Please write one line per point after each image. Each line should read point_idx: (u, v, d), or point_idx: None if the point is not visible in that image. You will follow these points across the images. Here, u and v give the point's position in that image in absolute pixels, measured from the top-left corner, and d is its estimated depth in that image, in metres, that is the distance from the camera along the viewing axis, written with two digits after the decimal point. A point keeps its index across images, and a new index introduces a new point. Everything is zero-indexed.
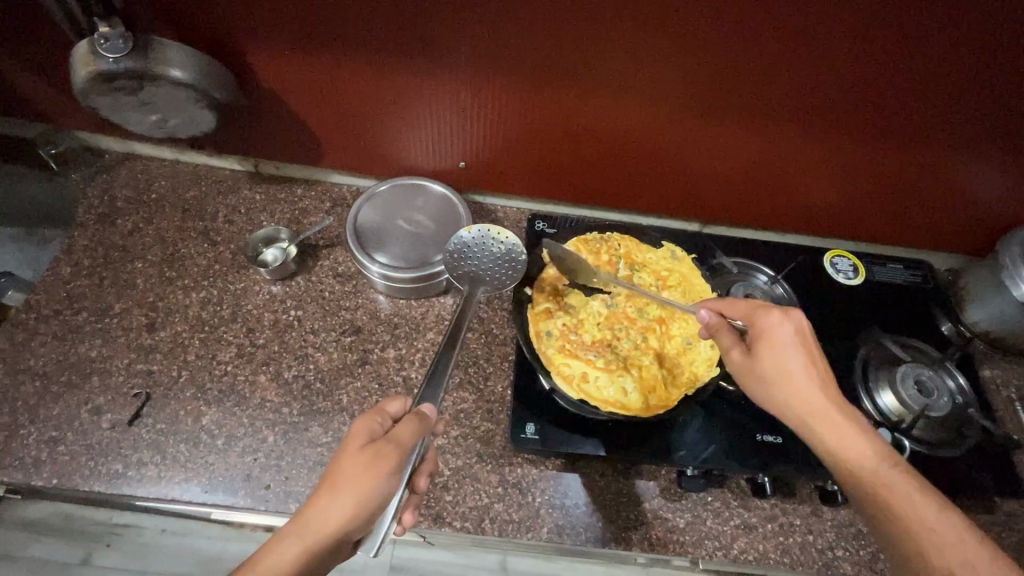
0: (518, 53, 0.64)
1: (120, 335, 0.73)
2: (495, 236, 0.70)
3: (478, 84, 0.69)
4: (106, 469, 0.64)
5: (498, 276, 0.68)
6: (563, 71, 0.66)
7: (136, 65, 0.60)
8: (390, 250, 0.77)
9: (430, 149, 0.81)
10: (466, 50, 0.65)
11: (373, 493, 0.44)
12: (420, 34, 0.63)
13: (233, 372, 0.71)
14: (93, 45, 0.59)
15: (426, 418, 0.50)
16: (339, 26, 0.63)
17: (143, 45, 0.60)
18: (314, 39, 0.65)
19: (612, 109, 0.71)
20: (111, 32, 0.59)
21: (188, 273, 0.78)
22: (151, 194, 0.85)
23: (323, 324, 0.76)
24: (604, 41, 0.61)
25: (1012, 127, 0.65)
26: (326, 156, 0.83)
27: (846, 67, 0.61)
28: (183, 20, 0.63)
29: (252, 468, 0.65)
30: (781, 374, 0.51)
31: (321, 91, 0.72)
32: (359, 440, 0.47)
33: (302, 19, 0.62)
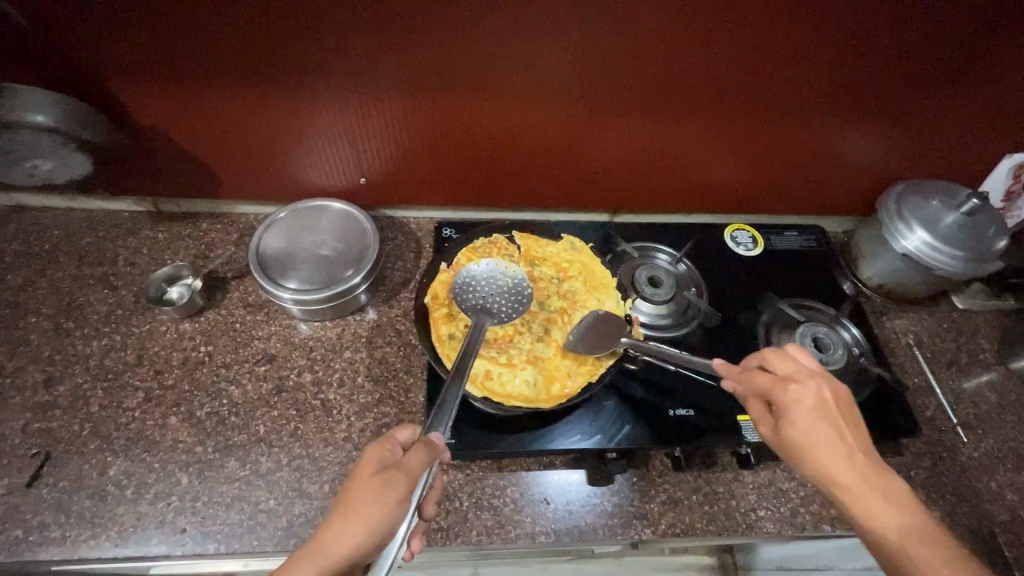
0: (391, 66, 0.65)
1: (15, 396, 0.69)
2: (507, 275, 0.70)
3: (362, 91, 0.69)
4: (4, 538, 0.60)
5: (505, 310, 0.68)
6: (440, 71, 0.66)
7: None
8: (297, 274, 0.76)
9: (330, 166, 0.80)
10: (339, 70, 0.66)
11: (381, 519, 0.44)
12: (290, 43, 0.62)
13: (141, 418, 0.69)
14: None
15: (436, 447, 0.49)
16: (204, 47, 0.62)
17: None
18: (182, 64, 0.63)
19: (500, 105, 0.71)
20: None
21: (89, 322, 0.76)
22: (44, 244, 0.82)
23: (235, 356, 0.75)
24: (475, 32, 0.62)
25: (871, 81, 0.69)
26: (226, 187, 0.82)
27: (710, 36, 0.63)
28: (38, 60, 0.61)
29: (165, 513, 0.63)
30: (810, 448, 0.49)
31: (205, 118, 0.70)
32: (371, 466, 0.47)
33: (164, 45, 0.61)
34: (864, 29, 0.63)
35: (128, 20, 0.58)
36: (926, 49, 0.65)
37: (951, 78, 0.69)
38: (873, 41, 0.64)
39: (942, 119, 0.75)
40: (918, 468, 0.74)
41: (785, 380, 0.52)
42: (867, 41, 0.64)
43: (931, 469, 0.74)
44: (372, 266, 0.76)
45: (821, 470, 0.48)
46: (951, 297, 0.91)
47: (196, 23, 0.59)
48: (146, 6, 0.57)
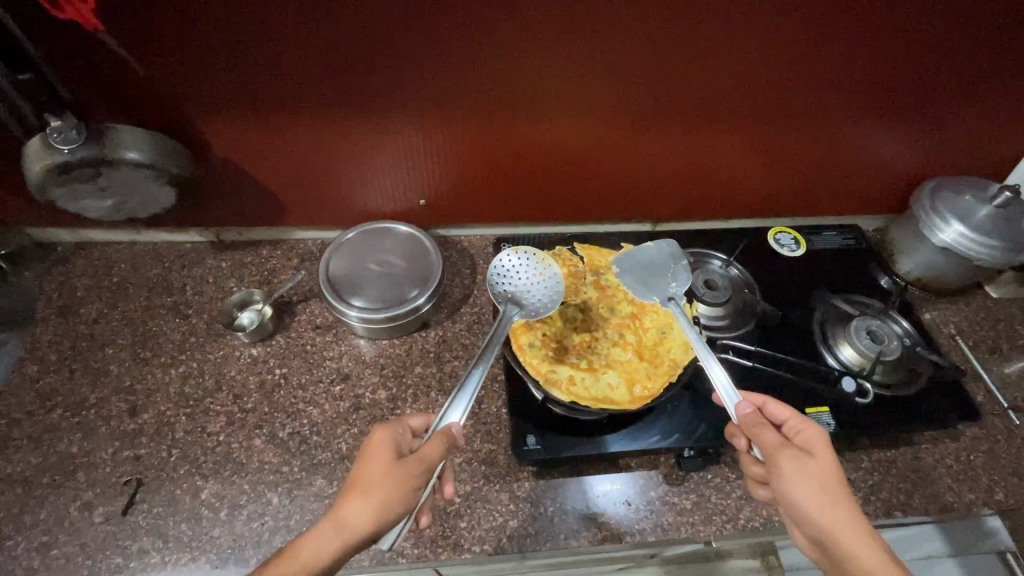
0: (461, 94, 0.69)
1: (101, 426, 0.70)
2: (542, 267, 0.72)
3: (429, 116, 0.72)
4: (107, 564, 0.61)
5: (534, 303, 0.69)
6: (507, 96, 0.70)
7: (92, 152, 0.60)
8: (366, 294, 0.79)
9: (391, 189, 0.83)
10: (412, 99, 0.70)
11: (397, 500, 0.49)
12: (368, 74, 0.66)
13: (226, 441, 0.70)
14: (47, 139, 0.60)
15: (450, 437, 0.53)
16: (289, 83, 0.65)
17: (97, 134, 0.61)
18: (266, 99, 0.67)
19: (559, 124, 0.75)
20: (63, 125, 0.60)
21: (164, 350, 0.77)
22: (113, 278, 0.84)
23: (310, 377, 0.76)
24: (542, 56, 0.65)
25: (906, 85, 0.74)
26: (289, 214, 0.85)
27: (760, 51, 0.67)
28: (128, 100, 0.64)
29: (261, 533, 0.64)
30: (833, 483, 0.51)
31: (279, 149, 0.74)
32: (387, 448, 0.52)
33: (252, 83, 0.65)
34: (902, 37, 0.67)
35: (223, 61, 0.62)
36: (959, 52, 0.70)
37: (981, 78, 0.74)
38: (909, 48, 0.69)
39: (971, 119, 0.80)
40: (978, 452, 0.77)
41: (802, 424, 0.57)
42: (905, 50, 0.69)
43: (991, 452, 0.77)
44: (437, 284, 0.79)
45: (842, 503, 0.50)
46: (985, 287, 0.94)
47: (286, 61, 0.63)
48: (241, 47, 0.61)
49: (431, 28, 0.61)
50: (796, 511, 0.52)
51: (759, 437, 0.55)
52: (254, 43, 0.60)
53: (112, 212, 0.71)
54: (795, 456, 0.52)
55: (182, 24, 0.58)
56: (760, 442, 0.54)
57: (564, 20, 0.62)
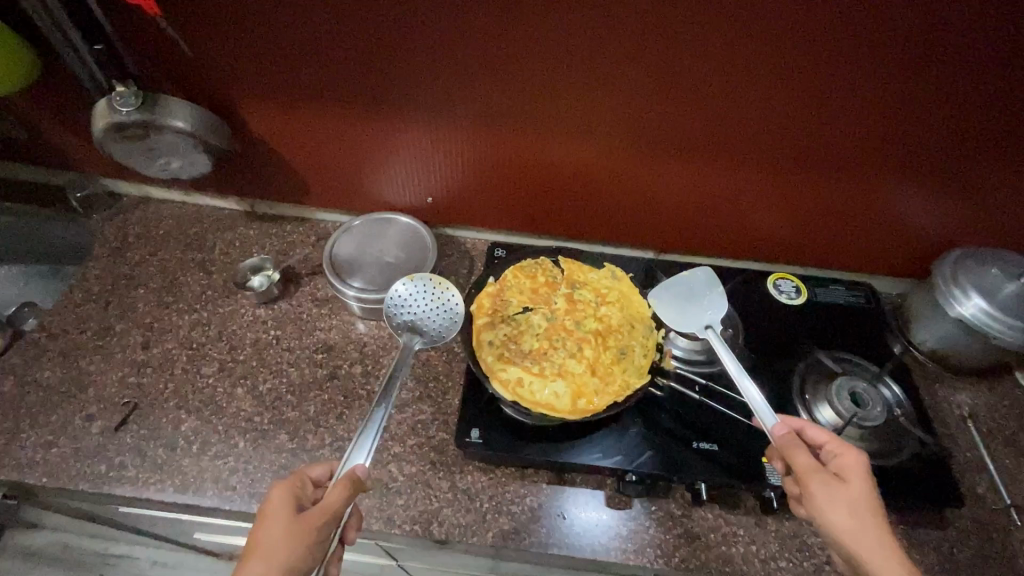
0: (466, 102, 0.75)
1: (118, 352, 0.81)
2: (440, 291, 0.75)
3: (442, 119, 0.78)
4: (91, 470, 0.70)
5: (435, 329, 0.73)
6: (508, 109, 0.75)
7: (145, 117, 0.70)
8: (362, 275, 0.85)
9: (405, 184, 0.90)
10: (422, 102, 0.76)
11: (299, 550, 0.53)
12: (385, 74, 0.73)
13: (213, 385, 0.78)
14: (110, 102, 0.69)
15: (359, 480, 0.59)
16: (316, 77, 0.74)
17: (152, 102, 0.71)
18: (296, 89, 0.76)
19: (564, 140, 0.79)
20: (125, 92, 0.69)
21: (184, 298, 0.87)
22: (159, 231, 0.96)
23: (299, 342, 0.83)
24: (544, 74, 0.69)
25: (925, 144, 0.71)
26: (312, 196, 0.94)
27: (762, 89, 0.68)
28: (184, 75, 0.75)
29: (221, 471, 0.70)
30: (865, 508, 0.53)
31: (306, 134, 0.82)
32: (286, 505, 0.57)
33: (285, 73, 0.74)
34: (916, 93, 0.65)
35: (262, 51, 0.71)
36: (982, 116, 0.66)
37: (1011, 146, 0.69)
38: (930, 103, 0.66)
39: (1004, 189, 0.75)
40: (962, 545, 0.70)
41: (838, 449, 0.59)
42: (918, 108, 0.67)
43: (978, 549, 0.70)
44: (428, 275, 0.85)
45: (874, 530, 0.52)
46: (1015, 373, 0.86)
47: (314, 56, 0.71)
48: (277, 40, 0.70)
49: (440, 37, 0.67)
50: (823, 532, 0.53)
51: (793, 457, 0.56)
52: (289, 38, 0.69)
53: (159, 169, 0.81)
54: (828, 480, 0.54)
55: (232, 17, 0.67)
56: (793, 462, 0.56)
57: (564, 42, 0.66)
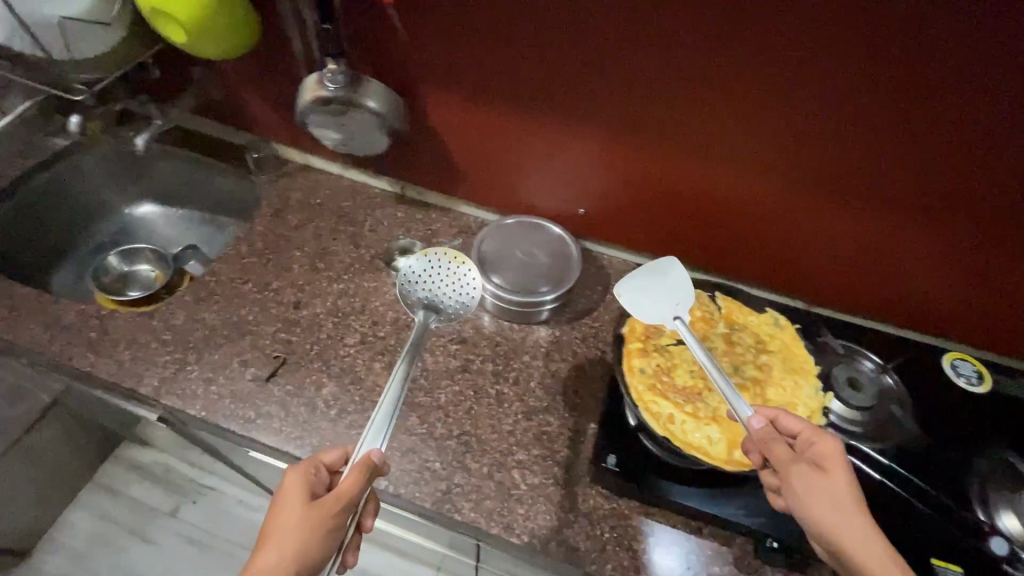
0: (634, 112, 0.73)
1: (273, 307, 0.86)
2: (457, 265, 0.85)
3: (594, 132, 0.78)
4: (241, 414, 0.75)
5: (454, 308, 0.82)
6: (677, 124, 0.73)
7: (347, 95, 0.74)
8: (502, 274, 0.87)
9: (553, 193, 0.89)
10: (590, 108, 0.75)
11: (313, 534, 0.55)
12: (551, 79, 0.74)
13: (354, 356, 0.81)
14: (321, 77, 0.73)
15: (373, 467, 0.58)
16: (498, 70, 0.75)
17: (356, 81, 0.74)
18: (476, 80, 0.77)
19: (714, 166, 0.75)
20: (337, 69, 0.72)
21: (334, 267, 0.92)
22: (317, 199, 1.02)
23: (435, 329, 0.85)
24: (703, 90, 0.68)
25: None
26: (464, 189, 0.95)
27: (935, 125, 0.62)
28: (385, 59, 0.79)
29: (355, 441, 0.73)
30: (844, 500, 0.52)
31: (472, 126, 0.84)
32: (300, 488, 0.58)
33: (472, 62, 0.75)
34: None
35: (461, 38, 0.73)
36: None
37: None
38: None
39: None
40: None
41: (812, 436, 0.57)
42: None
43: None
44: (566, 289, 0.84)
45: (857, 527, 0.50)
46: None
47: (504, 48, 0.72)
48: (473, 28, 0.72)
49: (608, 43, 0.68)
50: (803, 526, 0.52)
51: (770, 449, 0.54)
52: (487, 28, 0.71)
53: (336, 143, 0.84)
54: (806, 472, 0.53)
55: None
56: (771, 456, 0.54)
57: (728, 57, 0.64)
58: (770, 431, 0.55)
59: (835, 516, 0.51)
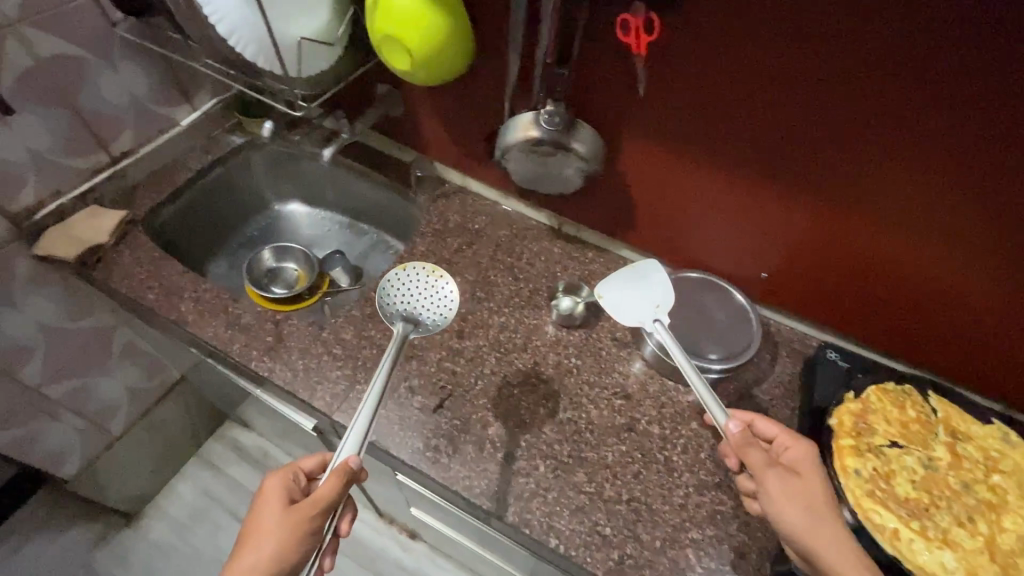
0: (849, 180, 0.68)
1: (436, 333, 0.86)
2: (435, 279, 0.88)
3: (768, 190, 0.74)
4: (411, 444, 0.75)
5: (428, 321, 0.84)
6: (896, 199, 0.66)
7: (560, 137, 0.72)
8: (670, 327, 0.83)
9: (728, 251, 0.85)
10: (799, 171, 0.70)
11: (287, 534, 0.61)
12: (723, 133, 0.71)
13: (518, 397, 0.80)
14: (537, 118, 0.72)
15: (350, 475, 0.62)
16: (706, 124, 0.71)
17: (570, 124, 0.73)
18: (680, 131, 0.74)
19: (891, 231, 0.70)
20: (556, 111, 0.71)
21: (494, 298, 0.91)
22: (475, 224, 1.02)
23: (599, 379, 0.83)
24: (879, 149, 0.63)
25: None
26: (632, 234, 0.92)
27: None
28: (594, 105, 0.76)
29: (523, 490, 0.72)
30: (822, 504, 0.58)
31: (660, 174, 0.81)
32: (280, 492, 0.66)
33: (683, 114, 0.72)
34: None
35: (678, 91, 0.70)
36: None
37: None
38: None
39: None
40: None
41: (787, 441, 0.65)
42: None
43: None
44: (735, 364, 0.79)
45: (838, 531, 0.56)
46: None
47: (720, 104, 0.68)
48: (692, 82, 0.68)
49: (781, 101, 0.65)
50: (782, 529, 0.58)
51: (746, 455, 0.59)
52: (708, 83, 0.67)
53: (526, 183, 0.82)
54: (782, 474, 0.59)
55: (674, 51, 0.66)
56: (747, 462, 0.59)
57: (905, 118, 0.60)
58: (747, 438, 0.59)
59: (817, 520, 0.56)
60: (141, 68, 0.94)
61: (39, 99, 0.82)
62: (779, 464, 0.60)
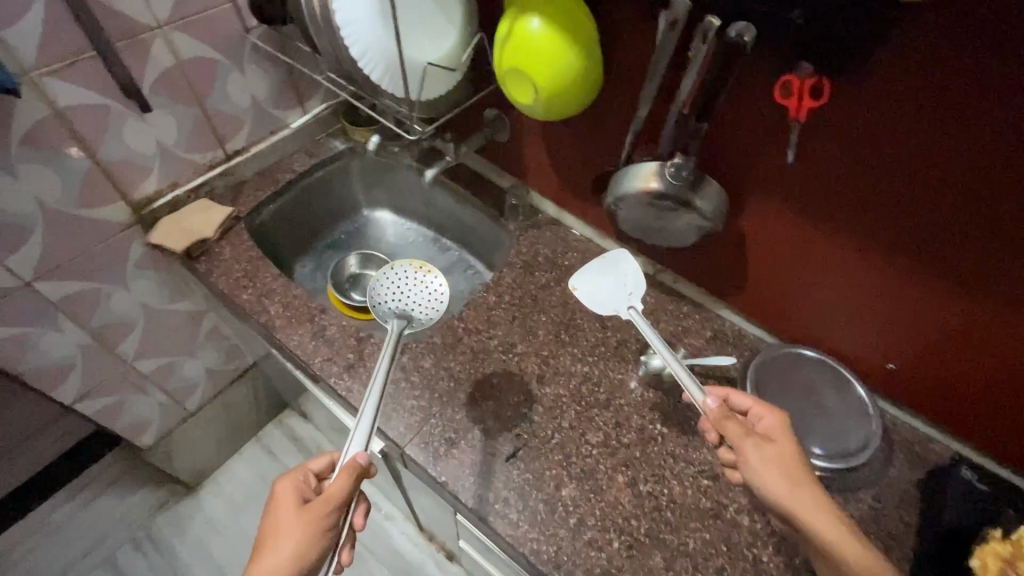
0: (1011, 283, 0.57)
1: (516, 374, 0.82)
2: (423, 274, 0.93)
3: (873, 266, 0.67)
4: (480, 492, 0.71)
5: (420, 315, 0.89)
6: None
7: (685, 194, 0.67)
8: (777, 406, 0.76)
9: (840, 330, 0.77)
10: (948, 263, 0.60)
11: (306, 530, 0.61)
12: (817, 199, 0.66)
13: (596, 458, 0.75)
14: (663, 171, 0.68)
15: (361, 470, 0.63)
16: (842, 199, 0.64)
17: (698, 181, 0.67)
18: (808, 202, 0.67)
19: None
20: (684, 165, 0.66)
21: (578, 344, 0.86)
22: (564, 260, 0.97)
23: (685, 453, 0.76)
24: (1005, 232, 0.55)
25: None
26: (739, 296, 0.85)
27: None
28: (725, 160, 0.70)
29: (593, 566, 0.67)
30: (796, 468, 0.59)
31: (779, 243, 0.74)
32: (291, 493, 0.65)
33: (817, 185, 0.65)
34: None
35: (816, 161, 0.63)
36: None
37: None
38: None
39: None
40: None
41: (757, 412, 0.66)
42: None
43: None
44: (841, 465, 0.71)
45: (816, 499, 0.57)
46: None
47: (862, 180, 0.61)
48: (834, 153, 0.61)
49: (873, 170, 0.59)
50: (763, 497, 0.58)
51: (725, 427, 0.61)
52: (852, 156, 0.60)
53: (635, 232, 0.77)
54: (758, 443, 0.60)
55: (821, 120, 0.59)
56: (725, 432, 0.60)
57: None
58: (725, 412, 0.60)
59: (791, 486, 0.57)
60: (265, 72, 0.97)
61: (172, 95, 0.86)
62: (756, 433, 0.61)
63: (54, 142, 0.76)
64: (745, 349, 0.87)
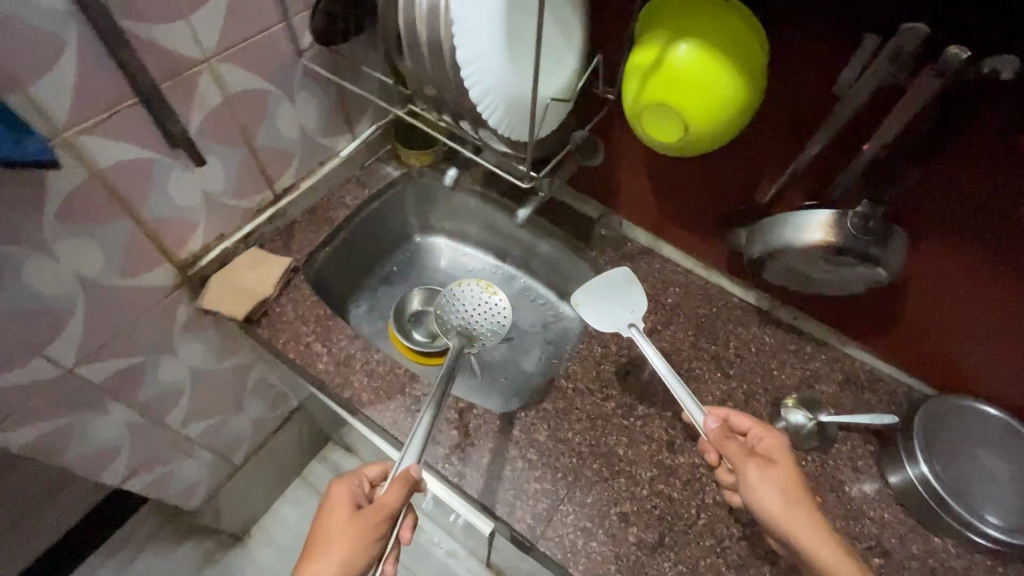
0: None
1: (643, 442, 0.73)
2: (488, 294, 0.95)
3: None
4: None
5: (482, 330, 0.92)
6: None
7: (871, 249, 0.57)
8: (945, 465, 0.69)
9: (995, 376, 0.71)
10: None
11: (355, 544, 0.57)
12: (989, 251, 0.59)
13: (751, 541, 0.66)
14: (844, 221, 0.57)
15: (414, 483, 0.60)
16: None
17: (887, 233, 0.57)
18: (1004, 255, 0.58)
19: None
20: (875, 215, 0.56)
21: (703, 400, 0.77)
22: (668, 297, 0.87)
23: (846, 527, 0.69)
24: None
25: None
26: (885, 338, 0.77)
27: None
28: (906, 210, 0.61)
29: None
30: (792, 489, 0.57)
31: (950, 293, 0.66)
32: (345, 499, 0.62)
33: (1022, 241, 0.56)
34: None
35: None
36: None
37: None
38: None
39: None
40: None
41: (761, 433, 0.64)
42: None
43: None
44: (1022, 541, 0.64)
45: (809, 519, 0.54)
46: None
47: None
48: None
49: None
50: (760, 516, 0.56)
51: (725, 447, 0.59)
52: None
53: (785, 280, 0.68)
54: (758, 462, 0.58)
55: None
56: (726, 452, 0.59)
57: None
58: (724, 432, 0.60)
59: (785, 506, 0.55)
60: (316, 98, 0.83)
61: (221, 139, 0.73)
62: (757, 455, 0.59)
63: (94, 211, 0.63)
64: (884, 395, 0.78)
